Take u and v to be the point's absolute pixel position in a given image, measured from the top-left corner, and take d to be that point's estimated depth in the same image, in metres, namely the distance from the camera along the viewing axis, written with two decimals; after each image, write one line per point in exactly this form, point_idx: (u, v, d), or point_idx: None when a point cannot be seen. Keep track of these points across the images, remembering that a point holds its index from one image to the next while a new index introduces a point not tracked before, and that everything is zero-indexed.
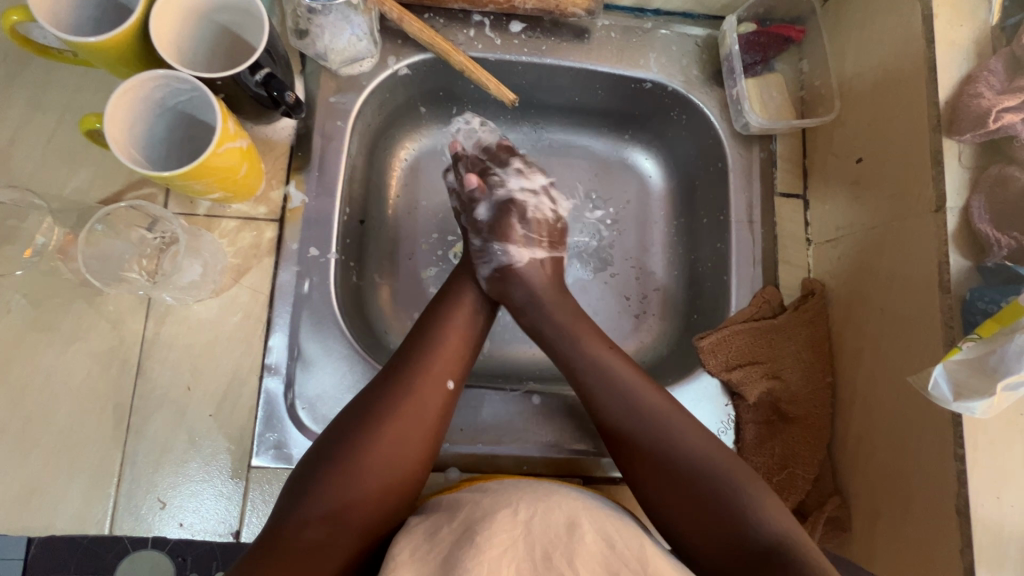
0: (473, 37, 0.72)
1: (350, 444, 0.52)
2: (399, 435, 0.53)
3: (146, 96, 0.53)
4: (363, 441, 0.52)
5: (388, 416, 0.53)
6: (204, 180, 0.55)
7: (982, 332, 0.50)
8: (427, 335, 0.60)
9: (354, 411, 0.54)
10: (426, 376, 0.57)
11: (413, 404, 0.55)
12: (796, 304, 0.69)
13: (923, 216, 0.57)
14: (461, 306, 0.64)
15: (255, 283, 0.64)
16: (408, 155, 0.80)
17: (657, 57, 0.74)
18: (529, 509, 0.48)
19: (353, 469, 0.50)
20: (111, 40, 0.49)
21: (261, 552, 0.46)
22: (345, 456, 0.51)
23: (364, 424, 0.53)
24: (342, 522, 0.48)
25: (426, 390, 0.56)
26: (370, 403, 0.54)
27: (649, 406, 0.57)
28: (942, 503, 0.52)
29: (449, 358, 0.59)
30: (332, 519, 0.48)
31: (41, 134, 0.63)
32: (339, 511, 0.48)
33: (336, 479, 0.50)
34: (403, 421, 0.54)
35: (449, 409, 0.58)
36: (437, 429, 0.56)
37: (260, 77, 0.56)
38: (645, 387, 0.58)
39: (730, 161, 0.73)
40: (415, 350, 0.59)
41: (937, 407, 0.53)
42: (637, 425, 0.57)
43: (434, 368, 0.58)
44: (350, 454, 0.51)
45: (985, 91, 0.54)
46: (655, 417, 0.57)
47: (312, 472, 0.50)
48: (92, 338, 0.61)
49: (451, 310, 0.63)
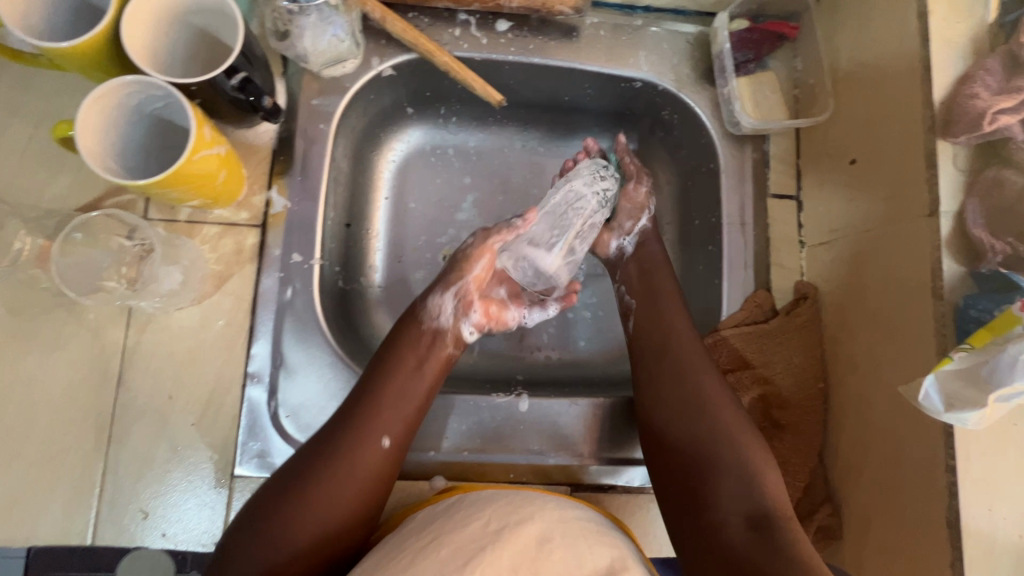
0: (459, 37, 0.71)
1: (274, 514, 0.48)
2: (328, 504, 0.49)
3: (120, 102, 0.52)
4: (287, 511, 0.48)
5: (314, 483, 0.49)
6: (181, 188, 0.54)
7: (974, 341, 0.49)
8: (368, 391, 0.56)
9: (281, 479, 0.50)
10: (381, 404, 0.55)
11: (368, 433, 0.53)
12: (789, 308, 0.68)
13: (916, 220, 0.55)
14: (405, 356, 0.59)
15: (237, 289, 0.63)
16: (395, 156, 0.78)
17: (647, 56, 0.72)
18: (502, 519, 0.47)
19: (300, 502, 0.48)
20: (81, 45, 0.48)
21: None
22: (268, 525, 0.47)
23: (314, 455, 0.51)
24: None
25: (361, 451, 0.52)
26: (300, 468, 0.51)
27: (689, 374, 0.59)
28: (933, 514, 0.51)
29: (389, 415, 0.55)
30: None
31: (18, 141, 0.62)
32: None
33: (260, 549, 0.46)
34: (331, 490, 0.49)
35: (388, 468, 0.53)
36: (373, 489, 0.52)
37: (237, 81, 0.55)
38: (683, 360, 0.60)
39: (722, 162, 0.71)
40: (352, 406, 0.55)
41: (928, 417, 0.51)
42: (672, 394, 0.59)
43: (371, 425, 0.53)
44: (273, 524, 0.47)
45: (981, 91, 0.52)
46: (691, 381, 0.59)
47: (262, 504, 0.49)
48: (72, 347, 0.60)
49: (394, 362, 0.58)
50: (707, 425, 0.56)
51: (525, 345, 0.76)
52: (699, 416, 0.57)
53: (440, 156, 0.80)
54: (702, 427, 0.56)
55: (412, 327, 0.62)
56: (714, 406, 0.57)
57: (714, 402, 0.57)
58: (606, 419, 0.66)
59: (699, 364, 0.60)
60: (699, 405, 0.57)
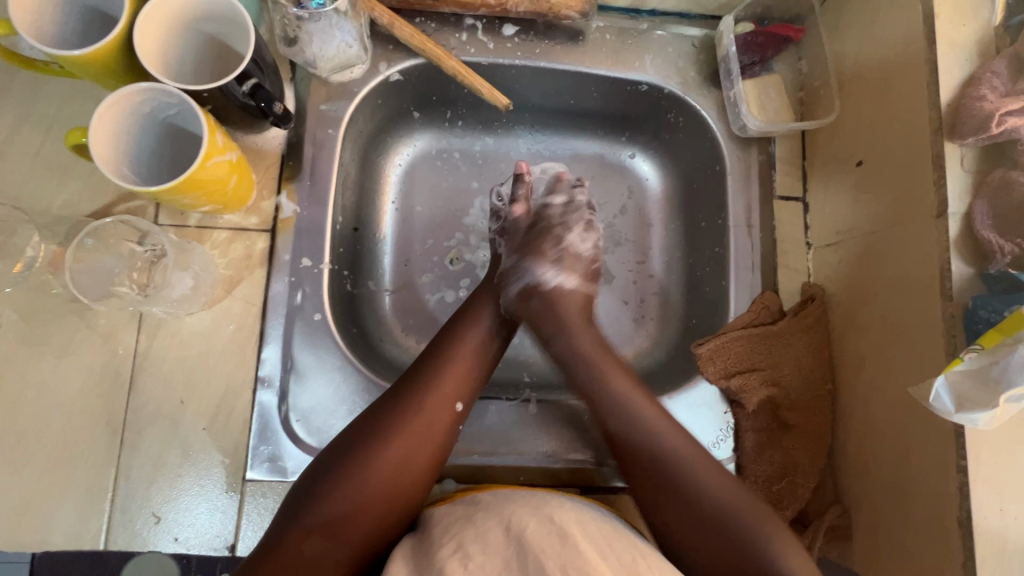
0: (466, 41, 0.71)
1: (351, 463, 0.51)
2: (403, 457, 0.52)
3: (133, 108, 0.52)
4: (365, 459, 0.51)
5: (392, 436, 0.52)
6: (193, 194, 0.54)
7: (984, 342, 0.49)
8: (439, 357, 0.59)
9: (357, 431, 0.53)
10: (436, 394, 0.56)
11: (422, 422, 0.54)
12: (796, 309, 0.68)
13: (924, 221, 0.55)
14: (476, 326, 0.62)
15: (247, 294, 0.63)
16: (402, 161, 0.79)
17: (653, 59, 0.73)
18: (520, 522, 0.48)
19: (354, 481, 0.50)
20: (95, 53, 0.48)
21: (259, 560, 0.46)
22: (346, 473, 0.50)
23: (372, 434, 0.52)
24: (340, 536, 0.48)
25: (435, 412, 0.55)
26: (376, 422, 0.53)
27: (660, 451, 0.55)
28: (944, 513, 0.51)
29: (461, 379, 0.58)
30: (331, 534, 0.48)
31: (30, 148, 0.62)
32: (337, 524, 0.48)
33: (340, 492, 0.49)
34: (409, 444, 0.53)
35: (454, 432, 0.57)
36: (443, 449, 0.55)
37: (247, 87, 0.55)
38: (649, 448, 0.56)
39: (728, 164, 0.72)
40: (425, 369, 0.58)
41: (939, 417, 0.52)
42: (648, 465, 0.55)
43: (444, 388, 0.57)
44: (350, 474, 0.50)
45: (988, 93, 0.52)
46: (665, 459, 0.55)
47: (318, 480, 0.50)
48: (85, 352, 0.60)
49: (464, 330, 0.62)
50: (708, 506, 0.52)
51: (533, 347, 0.76)
52: (686, 495, 0.53)
53: (446, 160, 0.80)
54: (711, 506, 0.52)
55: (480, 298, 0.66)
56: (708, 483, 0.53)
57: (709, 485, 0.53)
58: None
59: (676, 446, 0.56)
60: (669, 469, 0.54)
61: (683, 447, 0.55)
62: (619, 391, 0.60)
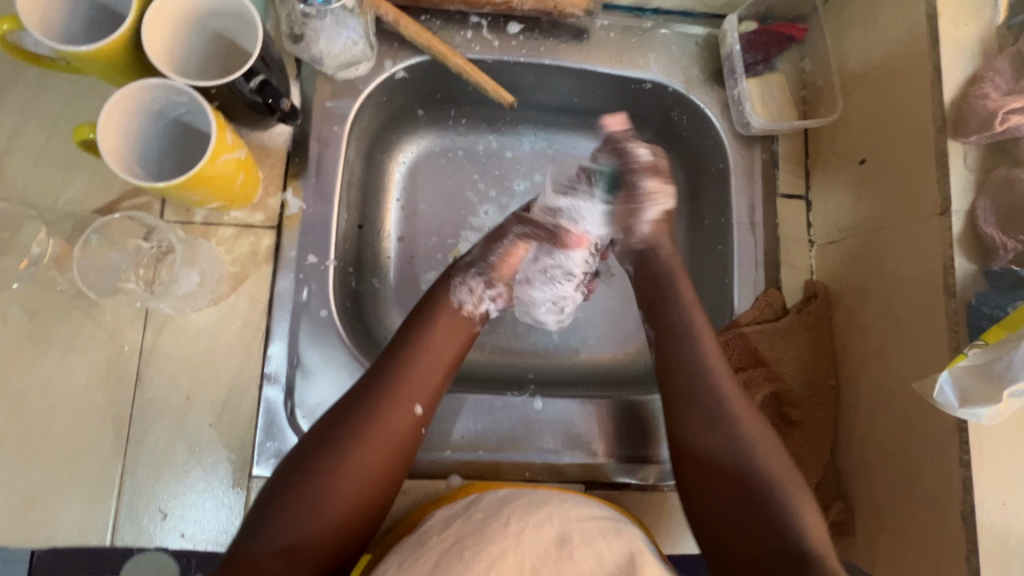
0: (471, 39, 0.71)
1: (308, 476, 0.49)
2: (364, 468, 0.51)
3: (144, 106, 0.53)
4: (324, 472, 0.50)
5: (350, 451, 0.51)
6: (202, 190, 0.54)
7: (989, 338, 0.50)
8: (395, 359, 0.57)
9: (310, 446, 0.51)
10: (393, 401, 0.54)
11: (378, 430, 0.52)
12: (799, 306, 0.68)
13: (927, 219, 0.56)
14: (434, 324, 0.61)
15: (254, 290, 0.63)
16: (406, 158, 0.79)
17: (657, 58, 0.73)
18: (523, 522, 0.48)
19: (313, 497, 0.49)
20: (104, 49, 0.48)
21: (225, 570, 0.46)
22: (306, 486, 0.49)
23: (324, 447, 0.51)
24: (302, 554, 0.47)
25: (391, 420, 0.53)
26: (329, 433, 0.52)
27: (719, 394, 0.56)
28: (947, 507, 0.52)
29: (420, 382, 0.56)
30: (294, 552, 0.47)
31: (35, 143, 0.62)
32: (299, 542, 0.47)
33: (297, 508, 0.48)
34: (368, 457, 0.51)
35: (418, 436, 0.55)
36: (405, 457, 0.54)
37: (255, 84, 0.55)
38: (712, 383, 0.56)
39: (731, 162, 0.72)
40: (380, 374, 0.56)
41: (942, 413, 0.52)
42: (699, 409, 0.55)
43: (402, 394, 0.55)
44: (308, 490, 0.49)
45: (991, 92, 0.53)
46: (718, 402, 0.55)
47: (274, 496, 0.49)
48: (90, 348, 0.60)
49: (420, 333, 0.59)
50: (739, 455, 0.53)
51: (537, 344, 0.77)
52: (714, 434, 0.54)
53: (450, 158, 0.80)
54: (743, 463, 0.52)
55: (452, 292, 0.64)
56: (753, 439, 0.53)
57: (754, 444, 0.53)
58: (621, 416, 0.67)
59: (745, 418, 0.54)
60: (742, 448, 0.53)
61: (744, 406, 0.55)
62: (699, 347, 0.59)
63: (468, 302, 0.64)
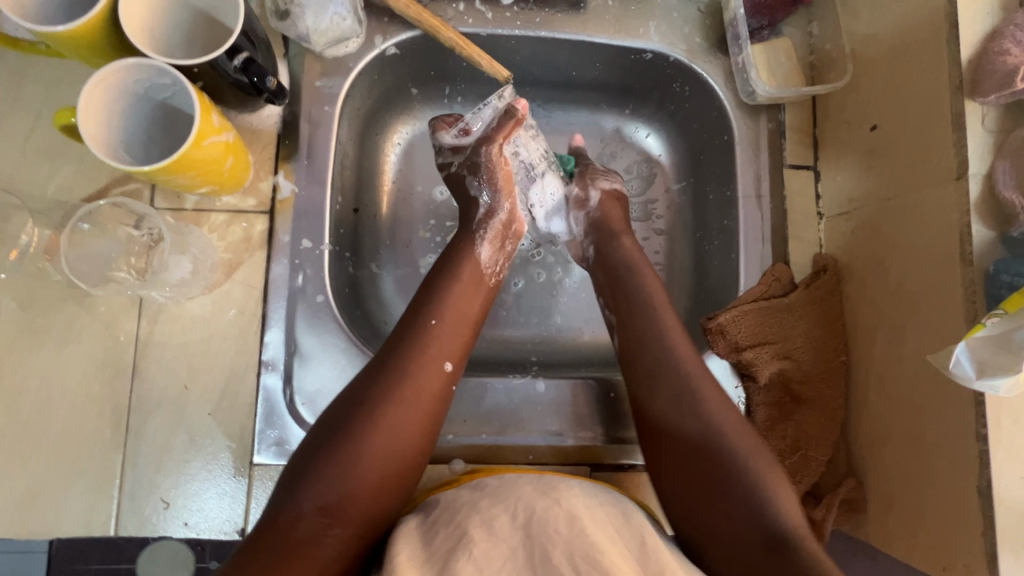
0: (464, 11, 0.69)
1: (341, 441, 0.49)
2: (394, 428, 0.50)
3: (126, 88, 0.51)
4: (357, 434, 0.49)
5: (382, 408, 0.50)
6: (189, 174, 0.53)
7: (1008, 306, 0.47)
8: (422, 317, 0.57)
9: (341, 411, 0.51)
10: (424, 359, 0.54)
11: (409, 387, 0.52)
12: (808, 281, 0.66)
13: (943, 184, 0.54)
14: (457, 279, 0.60)
15: (248, 277, 0.62)
16: (401, 139, 0.77)
17: (658, 26, 0.70)
18: (528, 506, 0.47)
19: (345, 459, 0.48)
20: (79, 28, 0.46)
21: (261, 538, 0.45)
22: (341, 448, 0.48)
23: (358, 409, 0.50)
24: (338, 515, 0.46)
25: (422, 377, 0.53)
26: (360, 396, 0.51)
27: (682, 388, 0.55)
28: (964, 483, 0.50)
29: (450, 340, 0.56)
30: (329, 513, 0.46)
31: (19, 131, 0.61)
32: (337, 504, 0.47)
33: (332, 470, 0.47)
34: (399, 413, 0.51)
35: (447, 393, 0.55)
36: (435, 416, 0.54)
37: (239, 62, 0.53)
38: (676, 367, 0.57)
39: (736, 133, 0.70)
40: (409, 334, 0.55)
41: (959, 386, 0.50)
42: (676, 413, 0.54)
43: (431, 351, 0.55)
44: (342, 452, 0.48)
45: (1012, 48, 0.50)
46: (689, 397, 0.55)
47: (307, 464, 0.48)
48: (85, 339, 0.60)
49: (446, 289, 0.59)
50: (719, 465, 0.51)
51: (540, 325, 0.75)
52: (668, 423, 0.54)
53: None
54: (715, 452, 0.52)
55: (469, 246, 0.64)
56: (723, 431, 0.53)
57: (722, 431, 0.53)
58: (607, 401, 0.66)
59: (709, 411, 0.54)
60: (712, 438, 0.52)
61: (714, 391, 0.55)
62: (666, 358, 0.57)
63: (481, 258, 0.63)
